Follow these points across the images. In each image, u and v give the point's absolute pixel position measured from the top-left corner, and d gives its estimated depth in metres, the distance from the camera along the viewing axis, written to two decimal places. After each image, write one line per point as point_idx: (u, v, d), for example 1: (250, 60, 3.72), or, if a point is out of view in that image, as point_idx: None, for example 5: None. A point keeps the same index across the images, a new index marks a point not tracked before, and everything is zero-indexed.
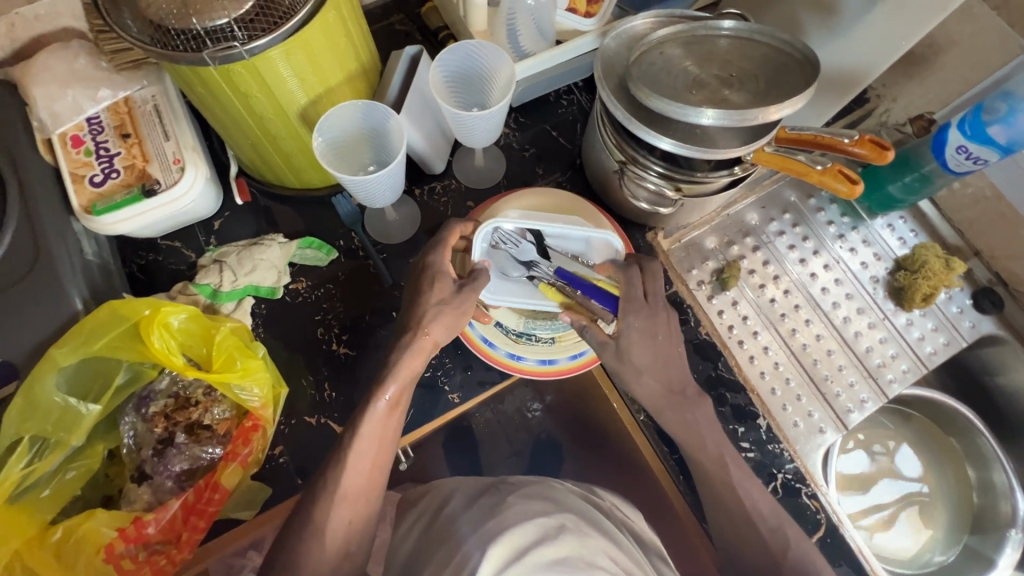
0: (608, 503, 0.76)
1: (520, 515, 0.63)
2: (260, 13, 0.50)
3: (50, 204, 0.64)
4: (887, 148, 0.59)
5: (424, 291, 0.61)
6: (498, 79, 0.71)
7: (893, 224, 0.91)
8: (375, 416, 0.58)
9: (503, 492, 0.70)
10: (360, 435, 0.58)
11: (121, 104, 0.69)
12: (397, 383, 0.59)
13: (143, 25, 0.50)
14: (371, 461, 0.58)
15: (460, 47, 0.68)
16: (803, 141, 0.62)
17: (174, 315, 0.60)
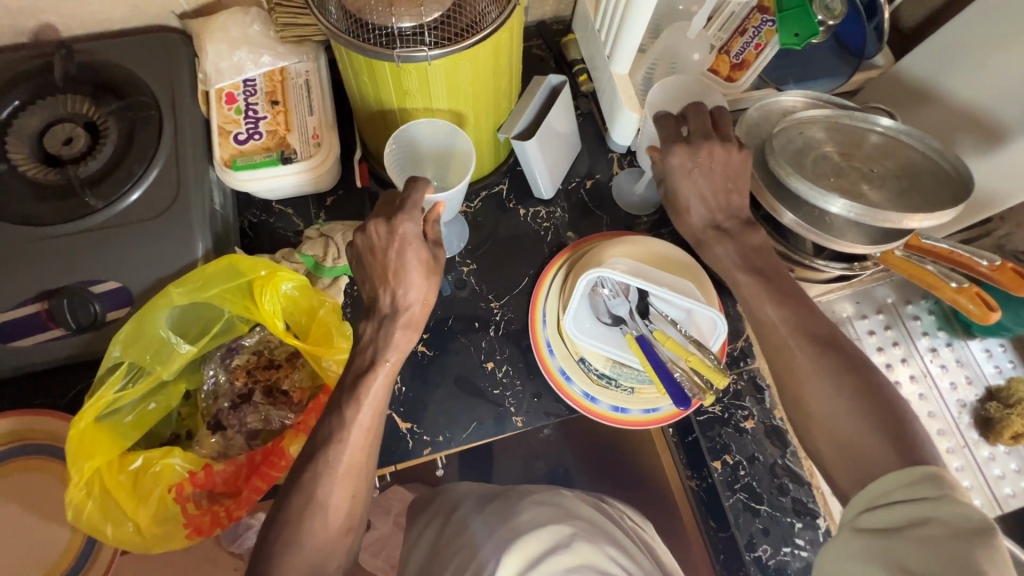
0: (619, 511, 0.72)
1: (532, 521, 0.63)
2: (450, 24, 0.54)
3: (195, 150, 0.68)
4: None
5: (410, 265, 0.55)
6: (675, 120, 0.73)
7: (991, 350, 0.87)
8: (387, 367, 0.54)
9: (515, 495, 0.68)
10: (360, 402, 0.53)
11: (277, 73, 0.73)
12: (395, 355, 0.55)
13: (342, 16, 0.54)
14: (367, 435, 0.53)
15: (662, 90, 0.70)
16: (945, 255, 0.60)
17: (285, 281, 0.63)
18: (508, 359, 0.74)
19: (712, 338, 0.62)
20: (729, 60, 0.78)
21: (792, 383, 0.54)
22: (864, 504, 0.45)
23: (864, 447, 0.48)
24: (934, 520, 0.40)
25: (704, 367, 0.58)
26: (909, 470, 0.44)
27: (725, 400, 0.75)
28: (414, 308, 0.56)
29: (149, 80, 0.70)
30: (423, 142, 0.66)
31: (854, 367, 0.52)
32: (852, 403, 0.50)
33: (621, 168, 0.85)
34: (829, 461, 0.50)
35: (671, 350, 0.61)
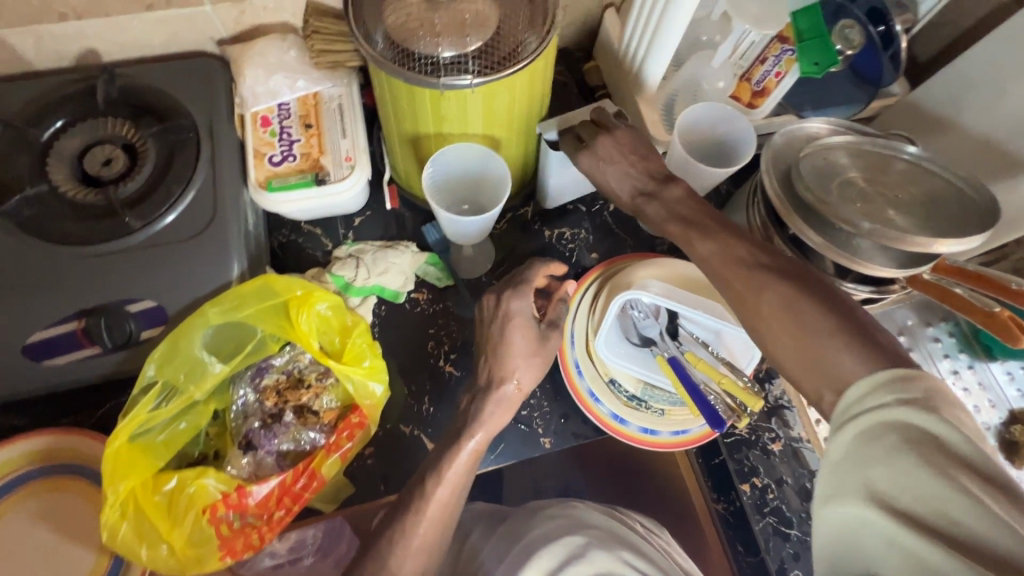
0: (635, 522, 0.69)
1: (546, 535, 0.62)
2: (492, 53, 0.55)
3: (231, 171, 0.69)
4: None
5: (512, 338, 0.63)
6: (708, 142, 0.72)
7: (1013, 374, 0.87)
8: (483, 420, 0.61)
9: (528, 512, 0.68)
10: (442, 475, 0.58)
11: (311, 97, 0.75)
12: (483, 432, 0.60)
13: (389, 46, 0.55)
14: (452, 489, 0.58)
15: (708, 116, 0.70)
16: (979, 281, 0.60)
17: (320, 301, 0.63)
18: (535, 380, 0.74)
19: (747, 360, 0.64)
20: (751, 87, 0.80)
21: (740, 304, 0.53)
22: (843, 421, 0.44)
23: (818, 359, 0.46)
24: (914, 430, 0.40)
25: (736, 389, 0.59)
26: (883, 383, 0.42)
27: (752, 423, 0.75)
28: (512, 386, 0.62)
29: (187, 103, 0.71)
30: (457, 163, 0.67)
31: (791, 279, 0.51)
32: (797, 315, 0.48)
33: None
34: (791, 375, 0.49)
35: (703, 372, 0.61)
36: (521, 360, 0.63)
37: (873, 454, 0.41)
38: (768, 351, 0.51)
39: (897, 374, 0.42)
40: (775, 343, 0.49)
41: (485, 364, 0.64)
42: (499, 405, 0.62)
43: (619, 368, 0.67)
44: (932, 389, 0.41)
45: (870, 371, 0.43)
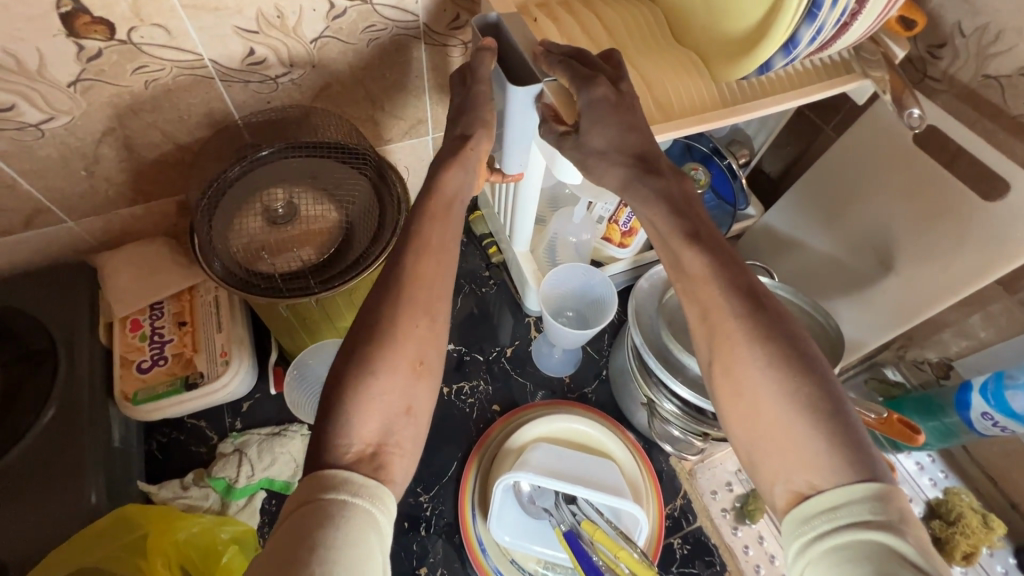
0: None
1: None
2: (335, 264, 0.57)
3: (93, 388, 0.67)
4: (920, 430, 0.60)
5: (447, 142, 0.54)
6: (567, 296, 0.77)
7: (922, 463, 0.89)
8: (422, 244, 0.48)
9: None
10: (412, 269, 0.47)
11: (184, 293, 0.75)
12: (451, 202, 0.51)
13: (231, 267, 0.55)
14: (412, 325, 0.45)
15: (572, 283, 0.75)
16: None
17: (184, 529, 0.59)
18: (442, 560, 0.70)
19: (638, 533, 0.61)
20: (619, 228, 0.82)
21: (721, 355, 0.45)
22: (798, 536, 0.40)
23: (799, 450, 0.41)
24: (875, 549, 0.36)
25: (636, 564, 0.56)
26: (842, 491, 0.39)
27: (674, 570, 0.72)
28: (436, 207, 0.50)
29: (48, 321, 0.69)
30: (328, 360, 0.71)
31: (798, 345, 0.44)
32: (796, 392, 0.42)
33: (539, 331, 0.88)
34: (758, 453, 0.43)
35: (603, 544, 0.58)
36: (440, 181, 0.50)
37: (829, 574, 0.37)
38: (737, 413, 0.45)
39: (875, 487, 0.38)
40: (760, 414, 0.43)
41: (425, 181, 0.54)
42: (434, 220, 0.49)
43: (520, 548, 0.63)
44: (906, 510, 0.37)
45: (842, 484, 0.39)
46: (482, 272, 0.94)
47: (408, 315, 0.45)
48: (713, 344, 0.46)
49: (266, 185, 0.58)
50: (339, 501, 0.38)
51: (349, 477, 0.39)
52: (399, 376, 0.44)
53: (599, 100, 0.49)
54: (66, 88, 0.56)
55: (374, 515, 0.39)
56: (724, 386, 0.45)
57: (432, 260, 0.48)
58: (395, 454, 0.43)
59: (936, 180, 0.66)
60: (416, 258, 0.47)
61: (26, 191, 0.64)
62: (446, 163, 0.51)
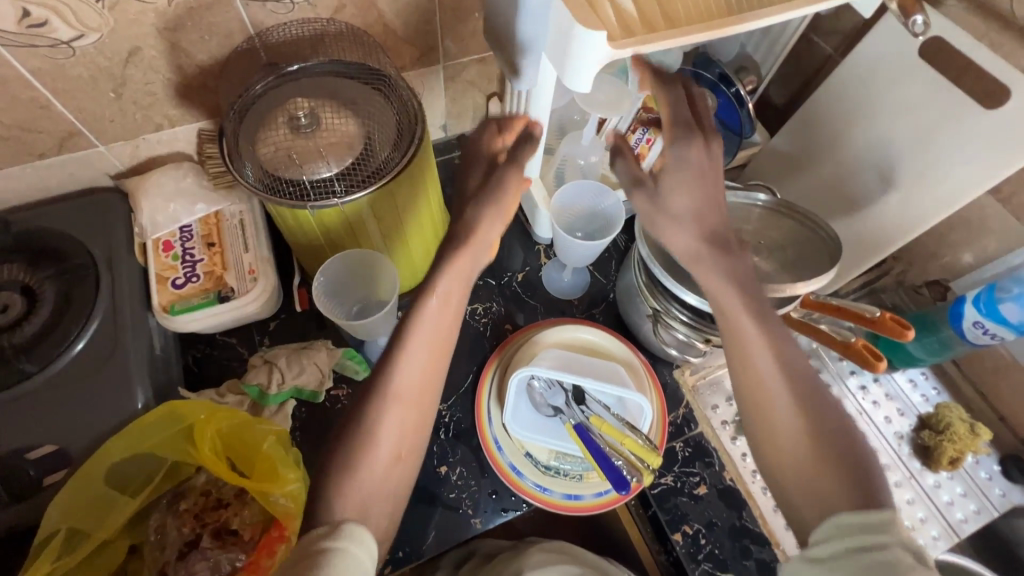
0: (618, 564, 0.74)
1: (542, 562, 0.67)
2: (358, 170, 0.60)
3: (133, 301, 0.71)
4: (882, 358, 0.64)
5: (483, 134, 0.60)
6: (576, 211, 0.80)
7: (915, 380, 0.92)
8: (428, 312, 0.53)
9: (523, 545, 0.72)
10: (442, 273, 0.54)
11: (211, 217, 0.79)
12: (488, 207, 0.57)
13: (259, 173, 0.59)
14: (424, 369, 0.53)
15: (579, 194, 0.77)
16: (813, 333, 0.66)
17: (226, 420, 0.64)
18: (461, 460, 0.75)
19: (642, 421, 0.67)
20: None
21: (760, 403, 0.52)
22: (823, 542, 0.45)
23: (821, 475, 0.47)
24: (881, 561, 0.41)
25: (639, 448, 0.62)
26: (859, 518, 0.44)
27: (676, 470, 0.78)
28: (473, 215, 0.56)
29: (86, 241, 0.74)
30: (356, 266, 0.70)
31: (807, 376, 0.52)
32: (823, 429, 0.49)
33: (548, 258, 0.92)
34: (777, 466, 0.51)
35: (609, 435, 0.64)
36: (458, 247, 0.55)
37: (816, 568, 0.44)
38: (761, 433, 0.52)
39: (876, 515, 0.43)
40: (777, 435, 0.51)
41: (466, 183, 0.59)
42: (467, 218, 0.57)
43: (534, 441, 0.69)
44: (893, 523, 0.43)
45: (855, 506, 0.45)
46: None
47: (445, 332, 0.54)
48: (755, 411, 0.53)
49: (290, 97, 0.61)
50: (340, 549, 0.44)
51: (350, 530, 0.45)
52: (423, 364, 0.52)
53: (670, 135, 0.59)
54: (95, 4, 0.58)
55: (356, 554, 0.45)
56: (754, 432, 0.53)
57: (464, 277, 0.55)
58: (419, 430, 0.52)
59: (939, 95, 0.68)
60: (427, 318, 0.53)
61: (59, 112, 0.67)
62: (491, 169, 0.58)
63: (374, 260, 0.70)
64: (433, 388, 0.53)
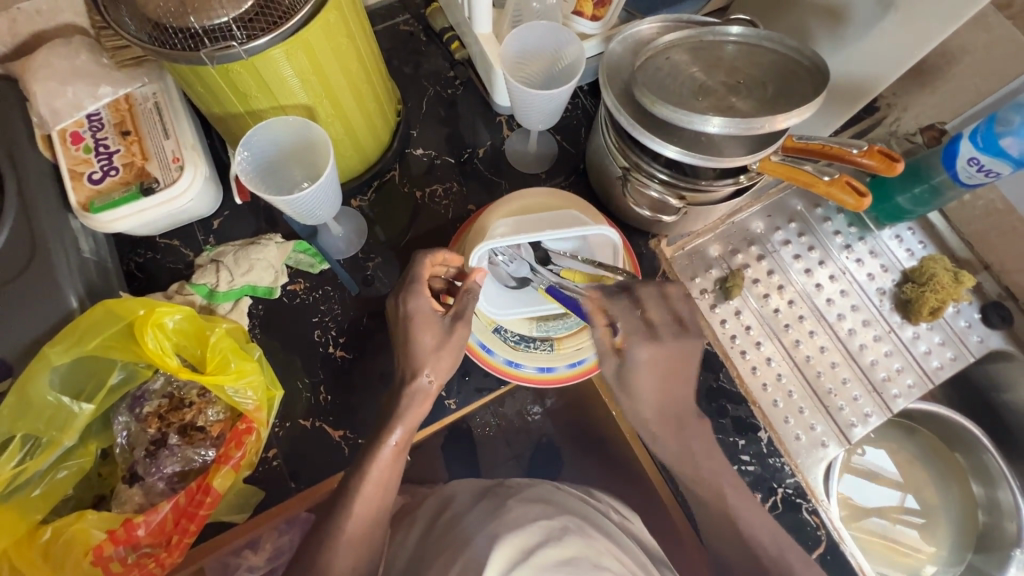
0: (606, 504, 0.68)
1: (520, 518, 0.56)
2: (260, 12, 0.50)
3: (48, 200, 0.64)
4: (866, 193, 0.59)
5: (417, 341, 0.59)
6: (531, 64, 0.71)
7: (901, 235, 0.88)
8: (382, 461, 0.57)
9: (503, 493, 0.61)
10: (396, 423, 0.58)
11: (121, 101, 0.69)
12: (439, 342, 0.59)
13: (139, 23, 0.50)
14: (376, 500, 0.57)
15: (530, 36, 0.68)
16: (793, 175, 0.59)
17: (169, 316, 0.60)
18: None
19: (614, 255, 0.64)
20: (591, 1, 0.76)
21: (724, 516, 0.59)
22: None
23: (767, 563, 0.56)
24: None
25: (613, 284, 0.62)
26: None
27: None
28: (426, 379, 0.59)
29: None
30: (283, 136, 0.62)
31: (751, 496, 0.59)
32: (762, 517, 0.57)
33: (511, 129, 0.84)
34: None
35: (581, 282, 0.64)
36: (410, 395, 0.59)
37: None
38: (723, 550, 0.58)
39: None
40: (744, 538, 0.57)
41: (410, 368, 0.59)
42: (433, 351, 0.59)
43: (509, 317, 0.66)
44: None
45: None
46: (447, 73, 0.87)
47: (384, 470, 0.57)
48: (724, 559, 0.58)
49: None
50: None
51: None
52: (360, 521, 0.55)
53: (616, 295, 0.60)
54: None
55: None
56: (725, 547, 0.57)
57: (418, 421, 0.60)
58: (377, 486, 0.57)
59: None
60: (382, 465, 0.57)
61: None
62: (434, 329, 0.59)
63: (307, 126, 0.61)
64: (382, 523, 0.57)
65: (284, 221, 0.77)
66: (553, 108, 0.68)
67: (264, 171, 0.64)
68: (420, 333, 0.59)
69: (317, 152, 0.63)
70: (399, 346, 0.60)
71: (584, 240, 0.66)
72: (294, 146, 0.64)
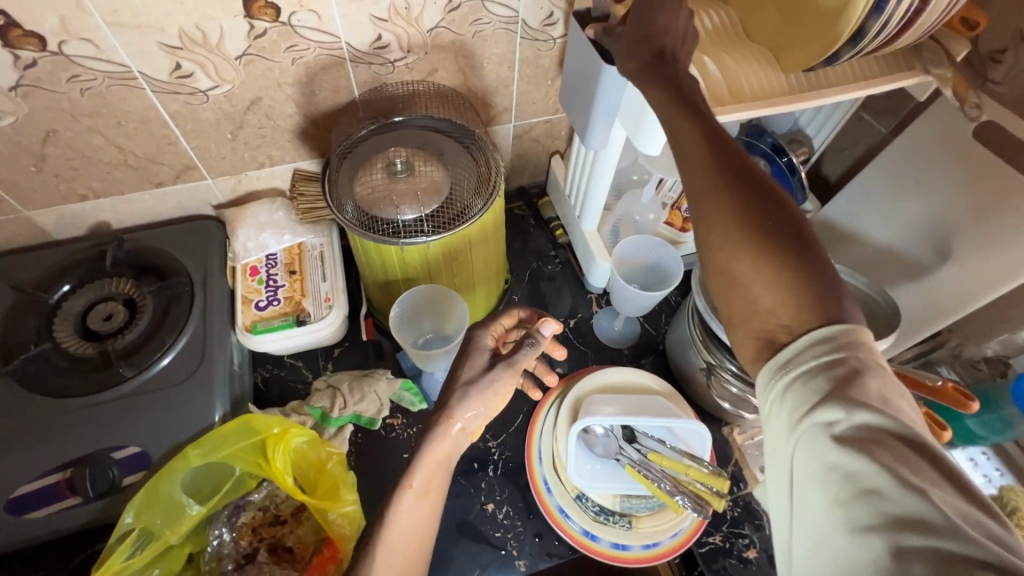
0: None
1: None
2: (444, 213, 0.66)
3: (221, 318, 0.77)
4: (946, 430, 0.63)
5: (457, 370, 0.61)
6: (631, 262, 0.84)
7: (976, 459, 0.89)
8: (402, 506, 0.54)
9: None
10: (427, 452, 0.56)
11: (295, 247, 0.85)
12: (486, 375, 0.59)
13: (357, 212, 0.66)
14: (405, 549, 0.54)
15: (639, 242, 0.81)
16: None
17: (296, 437, 0.68)
18: (508, 500, 0.76)
19: (701, 448, 0.70)
20: (681, 214, 0.88)
21: (713, 194, 0.44)
22: (778, 381, 0.40)
23: (749, 321, 0.42)
24: (880, 452, 0.34)
25: (703, 476, 0.67)
26: (859, 462, 0.34)
27: (725, 529, 0.76)
28: (458, 426, 0.56)
29: (185, 261, 0.81)
30: (431, 298, 0.75)
31: (792, 226, 0.42)
32: (760, 189, 0.43)
33: (600, 306, 0.95)
34: (755, 313, 0.42)
35: (670, 467, 0.69)
36: (436, 430, 0.56)
37: (839, 511, 0.35)
38: (722, 266, 0.43)
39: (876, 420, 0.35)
40: (739, 282, 0.43)
41: (450, 392, 0.59)
42: (471, 377, 0.59)
43: (597, 488, 0.70)
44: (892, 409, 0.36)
45: (818, 322, 0.39)
46: (549, 251, 1.02)
47: (408, 517, 0.54)
48: (700, 205, 0.44)
49: (387, 147, 0.69)
50: None
51: None
52: (393, 536, 0.54)
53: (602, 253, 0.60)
54: (234, 60, 0.68)
55: None
56: (704, 232, 0.44)
57: (441, 462, 0.56)
58: (419, 511, 0.55)
59: (998, 174, 0.69)
60: (399, 513, 0.54)
61: (183, 148, 0.77)
62: (471, 357, 0.61)
63: (452, 296, 0.74)
64: (416, 561, 0.55)
65: (394, 358, 0.87)
66: (640, 307, 0.82)
67: (405, 319, 0.75)
68: (465, 363, 0.60)
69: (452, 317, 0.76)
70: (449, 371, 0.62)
71: (670, 429, 0.72)
72: (433, 305, 0.76)
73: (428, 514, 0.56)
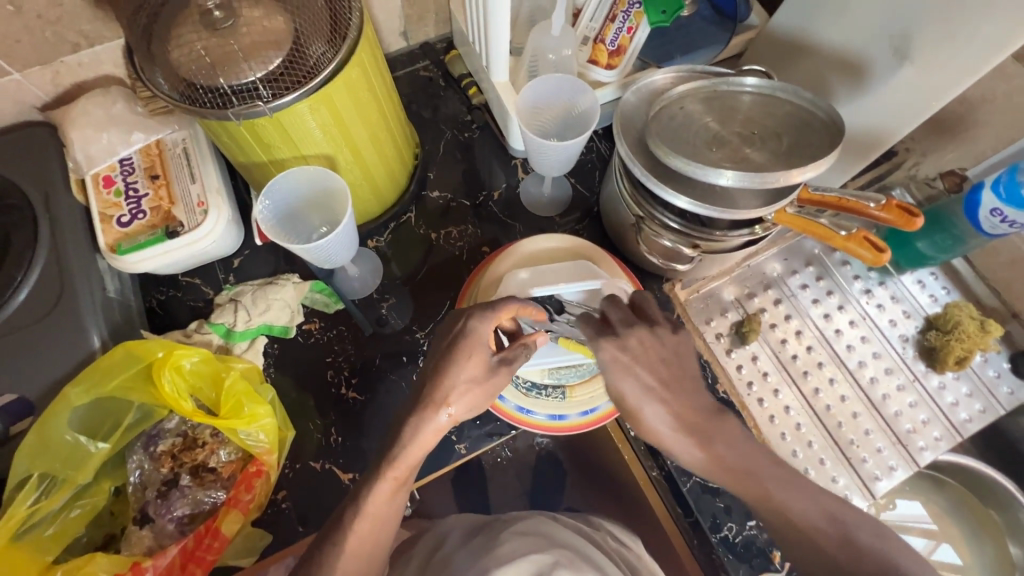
0: (604, 532, 0.64)
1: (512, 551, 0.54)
2: (286, 71, 0.53)
3: (77, 241, 0.67)
4: (885, 249, 0.59)
5: (455, 359, 0.53)
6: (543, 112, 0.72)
7: (923, 281, 0.86)
8: (378, 495, 0.50)
9: (497, 526, 0.60)
10: (411, 441, 0.51)
11: (152, 147, 0.72)
12: (485, 375, 0.54)
13: (175, 82, 0.52)
14: (372, 538, 0.50)
15: (548, 81, 0.69)
16: (810, 229, 0.60)
17: (186, 358, 0.62)
18: None
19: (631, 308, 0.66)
20: (606, 49, 0.76)
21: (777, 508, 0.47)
22: None
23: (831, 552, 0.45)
24: None
25: None
26: None
27: None
28: (447, 415, 0.52)
29: (19, 180, 0.68)
30: (306, 187, 0.64)
31: None
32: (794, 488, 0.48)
33: (526, 172, 0.85)
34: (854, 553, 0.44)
35: None
36: (422, 421, 0.52)
37: None
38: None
39: None
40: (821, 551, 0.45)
41: (437, 379, 0.53)
42: (468, 378, 0.53)
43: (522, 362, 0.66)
44: None
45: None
46: (465, 116, 0.88)
47: (386, 505, 0.50)
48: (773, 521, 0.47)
49: None
50: None
51: None
52: (365, 529, 0.49)
53: (631, 326, 0.54)
54: None
55: None
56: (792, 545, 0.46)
57: (426, 450, 0.52)
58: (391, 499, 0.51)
59: None
60: (377, 501, 0.50)
61: None
62: (474, 354, 0.53)
63: (327, 175, 0.63)
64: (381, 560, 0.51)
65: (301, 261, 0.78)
66: (561, 161, 0.71)
67: (286, 215, 0.66)
68: (463, 360, 0.53)
69: (337, 202, 0.66)
70: (438, 354, 0.54)
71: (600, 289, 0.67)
72: (313, 196, 0.66)
73: (401, 507, 0.52)
